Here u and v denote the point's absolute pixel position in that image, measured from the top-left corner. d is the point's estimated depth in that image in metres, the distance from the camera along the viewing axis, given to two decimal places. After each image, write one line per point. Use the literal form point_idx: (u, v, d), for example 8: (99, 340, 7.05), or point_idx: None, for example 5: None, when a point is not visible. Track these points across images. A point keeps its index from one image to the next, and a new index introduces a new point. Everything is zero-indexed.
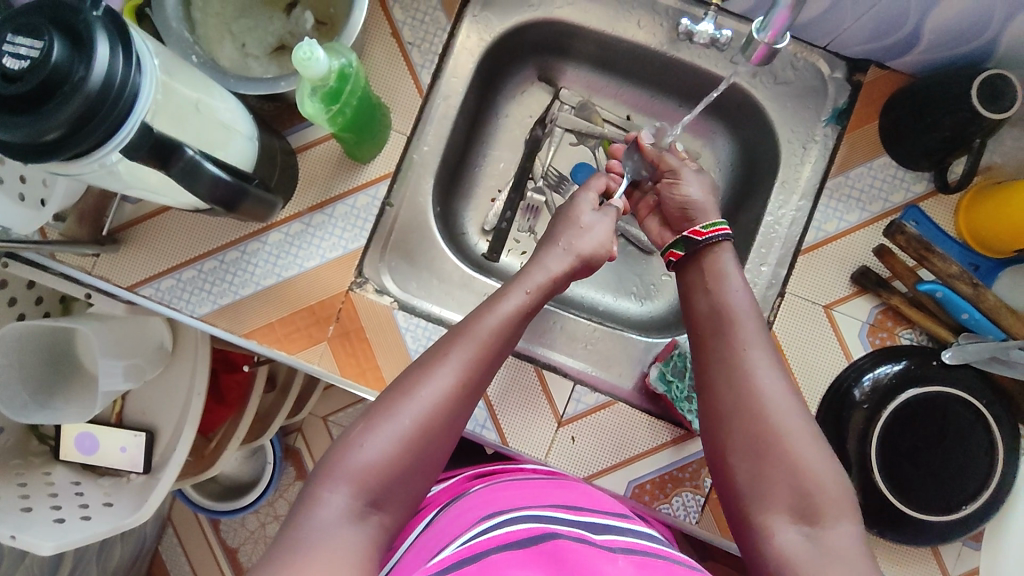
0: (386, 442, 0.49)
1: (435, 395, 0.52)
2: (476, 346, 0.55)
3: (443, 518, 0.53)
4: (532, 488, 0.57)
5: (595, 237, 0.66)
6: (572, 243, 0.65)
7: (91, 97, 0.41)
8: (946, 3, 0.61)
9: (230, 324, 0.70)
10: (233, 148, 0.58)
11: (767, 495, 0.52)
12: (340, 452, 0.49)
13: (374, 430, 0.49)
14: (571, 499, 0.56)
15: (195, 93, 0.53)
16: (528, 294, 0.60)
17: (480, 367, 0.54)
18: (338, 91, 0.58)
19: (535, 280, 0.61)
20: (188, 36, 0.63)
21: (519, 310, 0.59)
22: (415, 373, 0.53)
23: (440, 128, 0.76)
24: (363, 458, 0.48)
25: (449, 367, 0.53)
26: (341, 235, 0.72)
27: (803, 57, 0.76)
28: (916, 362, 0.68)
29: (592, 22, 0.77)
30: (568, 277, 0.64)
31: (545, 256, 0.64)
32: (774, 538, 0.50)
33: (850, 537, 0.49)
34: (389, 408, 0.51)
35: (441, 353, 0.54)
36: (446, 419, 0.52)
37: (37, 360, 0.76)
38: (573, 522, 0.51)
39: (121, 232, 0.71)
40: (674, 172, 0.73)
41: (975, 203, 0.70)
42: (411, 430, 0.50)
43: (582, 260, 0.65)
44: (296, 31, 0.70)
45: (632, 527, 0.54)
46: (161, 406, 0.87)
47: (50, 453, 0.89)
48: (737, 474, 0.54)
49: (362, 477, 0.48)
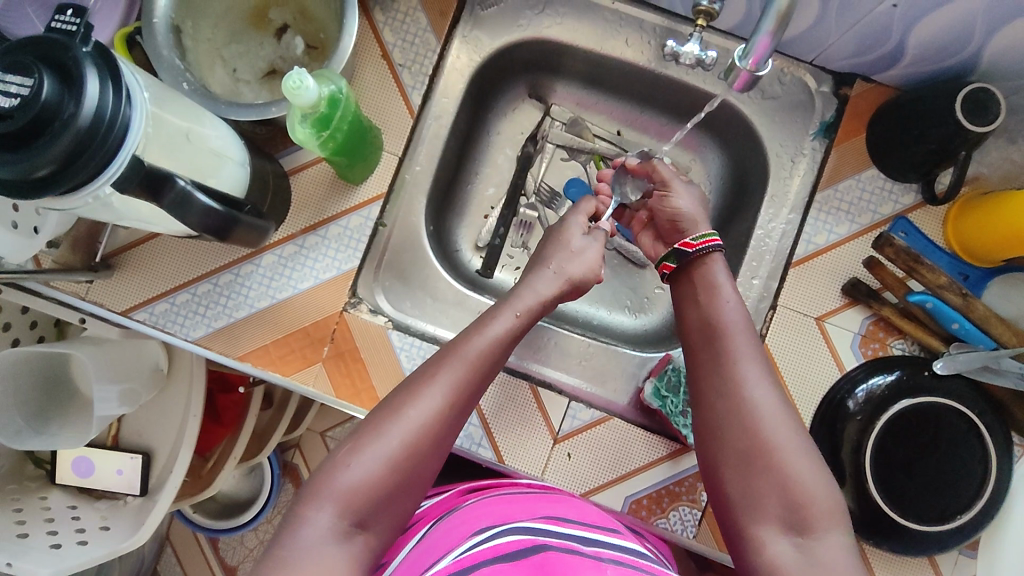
0: (374, 462, 0.49)
1: (423, 416, 0.52)
2: (464, 368, 0.55)
3: (435, 533, 0.53)
4: (523, 502, 0.57)
5: (584, 261, 0.67)
6: (563, 267, 0.66)
7: (82, 132, 0.41)
8: (928, 19, 0.62)
9: (224, 347, 0.71)
10: (224, 175, 0.58)
11: (757, 506, 0.52)
12: (327, 474, 0.49)
13: (362, 451, 0.50)
14: (562, 512, 0.56)
15: (185, 122, 0.54)
16: (518, 316, 0.60)
17: (469, 387, 0.55)
18: (328, 116, 0.58)
19: (526, 303, 0.61)
20: (179, 64, 0.62)
21: (509, 331, 0.59)
22: (403, 396, 0.53)
23: (431, 148, 0.77)
24: (350, 478, 0.48)
25: (437, 389, 0.53)
26: (334, 256, 0.72)
27: (790, 72, 0.77)
28: (909, 373, 0.69)
29: (580, 41, 0.78)
30: (557, 300, 0.64)
31: (533, 279, 0.64)
32: (765, 549, 0.50)
33: (840, 549, 0.49)
34: (376, 431, 0.51)
35: (430, 372, 0.54)
36: (435, 437, 0.52)
37: (32, 386, 0.76)
38: (563, 534, 0.51)
39: (115, 257, 0.71)
40: (665, 183, 0.73)
41: (963, 214, 0.71)
42: (398, 449, 0.50)
43: (572, 284, 0.65)
44: (286, 56, 0.71)
45: (623, 542, 0.54)
46: (157, 428, 0.87)
47: (46, 477, 0.89)
48: (728, 488, 0.54)
49: (350, 497, 0.48)
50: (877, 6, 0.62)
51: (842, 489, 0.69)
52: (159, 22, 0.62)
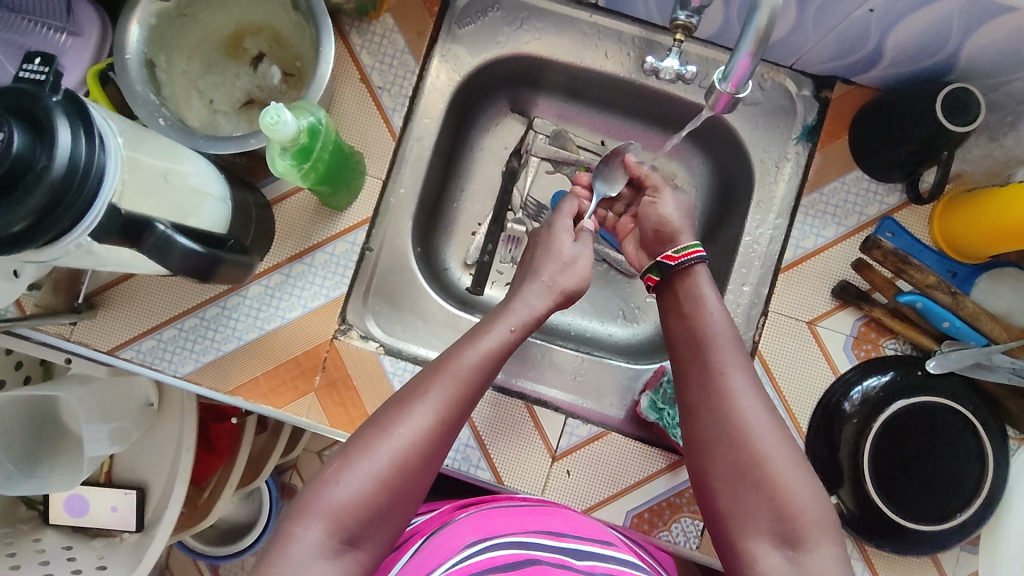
0: (361, 479, 0.48)
1: (414, 432, 0.51)
2: (456, 384, 0.54)
3: (429, 547, 0.53)
4: (516, 515, 0.56)
5: (574, 271, 0.66)
6: (556, 279, 0.65)
7: (57, 184, 0.41)
8: (905, 22, 0.62)
9: (213, 382, 0.70)
10: (206, 212, 0.57)
11: (748, 518, 0.51)
12: (316, 489, 0.48)
13: (350, 468, 0.49)
14: (555, 525, 0.56)
15: (162, 164, 0.53)
16: (511, 331, 0.60)
17: (461, 404, 0.54)
18: (309, 148, 0.58)
19: (520, 317, 0.61)
20: (153, 99, 0.61)
21: (501, 345, 0.58)
22: (393, 411, 0.52)
23: (416, 169, 0.76)
24: (338, 495, 0.47)
25: (428, 405, 0.52)
26: (322, 284, 0.72)
27: (770, 77, 0.77)
28: (903, 373, 0.69)
29: (559, 55, 0.78)
30: (551, 313, 0.64)
31: (525, 290, 0.64)
32: (756, 564, 0.50)
33: (831, 561, 0.48)
34: (366, 447, 0.50)
35: (420, 388, 0.54)
36: (424, 454, 0.51)
37: (20, 429, 0.75)
38: (557, 548, 0.51)
39: (98, 296, 0.70)
40: (656, 189, 0.73)
41: (949, 210, 0.72)
42: (386, 467, 0.49)
43: (565, 296, 0.65)
44: (263, 85, 0.70)
45: (618, 554, 0.54)
46: (151, 462, 0.85)
47: (40, 518, 0.87)
48: (719, 495, 0.53)
49: (338, 515, 0.47)
50: (854, 11, 0.62)
51: (841, 490, 0.70)
52: (131, 58, 0.61)
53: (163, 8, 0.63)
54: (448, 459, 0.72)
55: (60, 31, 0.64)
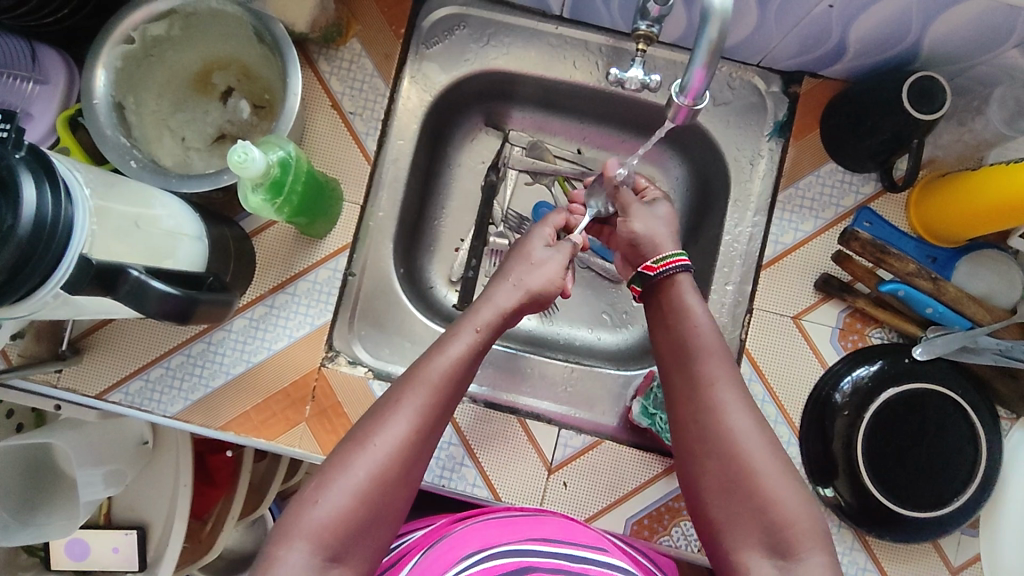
0: (341, 496, 0.48)
1: (390, 444, 0.51)
2: (427, 390, 0.54)
3: (427, 560, 0.52)
4: (512, 524, 0.56)
5: (544, 273, 0.65)
6: (522, 280, 0.64)
7: (24, 242, 0.41)
8: (865, 16, 0.63)
9: (204, 419, 0.70)
10: (181, 252, 0.57)
11: (740, 522, 0.51)
12: (297, 509, 0.48)
13: (329, 486, 0.49)
14: (551, 532, 0.56)
15: (134, 209, 0.53)
16: (478, 332, 0.59)
17: (436, 410, 0.54)
18: (281, 181, 0.58)
19: (484, 318, 0.60)
20: (123, 141, 0.61)
21: (470, 349, 0.58)
22: (369, 423, 0.52)
23: (393, 191, 0.77)
24: (319, 513, 0.47)
25: (402, 415, 0.52)
26: (306, 312, 0.72)
27: (738, 76, 0.78)
28: (891, 362, 0.69)
29: (528, 68, 0.78)
30: (518, 313, 0.63)
31: (490, 291, 0.64)
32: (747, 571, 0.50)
33: (822, 569, 0.48)
34: (341, 464, 0.50)
35: (394, 399, 0.53)
36: (404, 468, 0.51)
37: (13, 478, 0.74)
38: (550, 554, 0.51)
39: (82, 341, 0.70)
40: (625, 209, 0.71)
41: (924, 197, 0.72)
42: (365, 482, 0.49)
43: (531, 297, 0.64)
44: (234, 120, 0.71)
45: (612, 561, 0.53)
46: (149, 501, 0.84)
47: (41, 564, 0.87)
48: (710, 494, 0.54)
49: (319, 534, 0.47)
50: (814, 8, 0.62)
51: (836, 483, 0.69)
52: (99, 102, 0.61)
53: (129, 50, 0.63)
54: (443, 478, 0.72)
55: (26, 80, 0.65)
